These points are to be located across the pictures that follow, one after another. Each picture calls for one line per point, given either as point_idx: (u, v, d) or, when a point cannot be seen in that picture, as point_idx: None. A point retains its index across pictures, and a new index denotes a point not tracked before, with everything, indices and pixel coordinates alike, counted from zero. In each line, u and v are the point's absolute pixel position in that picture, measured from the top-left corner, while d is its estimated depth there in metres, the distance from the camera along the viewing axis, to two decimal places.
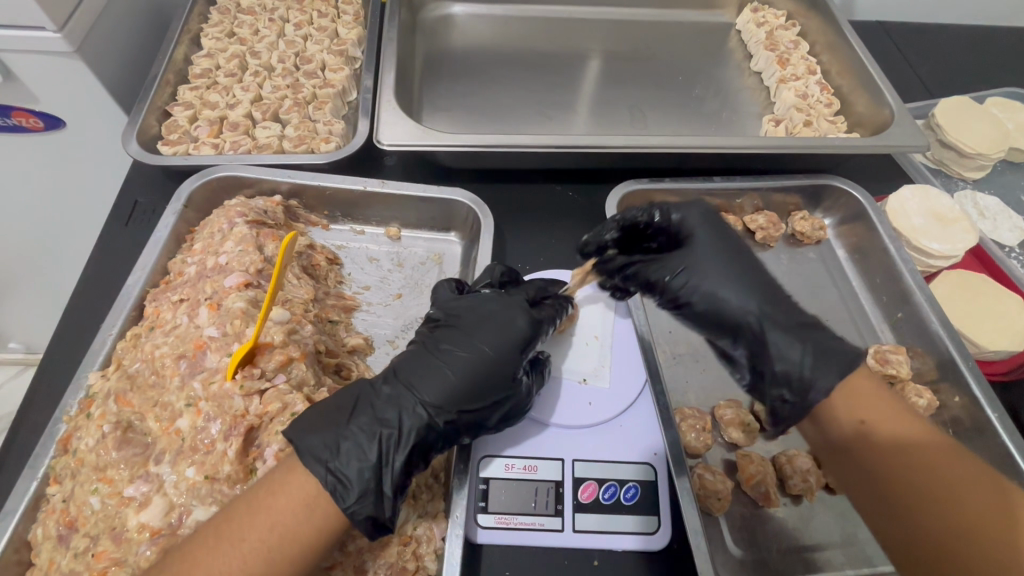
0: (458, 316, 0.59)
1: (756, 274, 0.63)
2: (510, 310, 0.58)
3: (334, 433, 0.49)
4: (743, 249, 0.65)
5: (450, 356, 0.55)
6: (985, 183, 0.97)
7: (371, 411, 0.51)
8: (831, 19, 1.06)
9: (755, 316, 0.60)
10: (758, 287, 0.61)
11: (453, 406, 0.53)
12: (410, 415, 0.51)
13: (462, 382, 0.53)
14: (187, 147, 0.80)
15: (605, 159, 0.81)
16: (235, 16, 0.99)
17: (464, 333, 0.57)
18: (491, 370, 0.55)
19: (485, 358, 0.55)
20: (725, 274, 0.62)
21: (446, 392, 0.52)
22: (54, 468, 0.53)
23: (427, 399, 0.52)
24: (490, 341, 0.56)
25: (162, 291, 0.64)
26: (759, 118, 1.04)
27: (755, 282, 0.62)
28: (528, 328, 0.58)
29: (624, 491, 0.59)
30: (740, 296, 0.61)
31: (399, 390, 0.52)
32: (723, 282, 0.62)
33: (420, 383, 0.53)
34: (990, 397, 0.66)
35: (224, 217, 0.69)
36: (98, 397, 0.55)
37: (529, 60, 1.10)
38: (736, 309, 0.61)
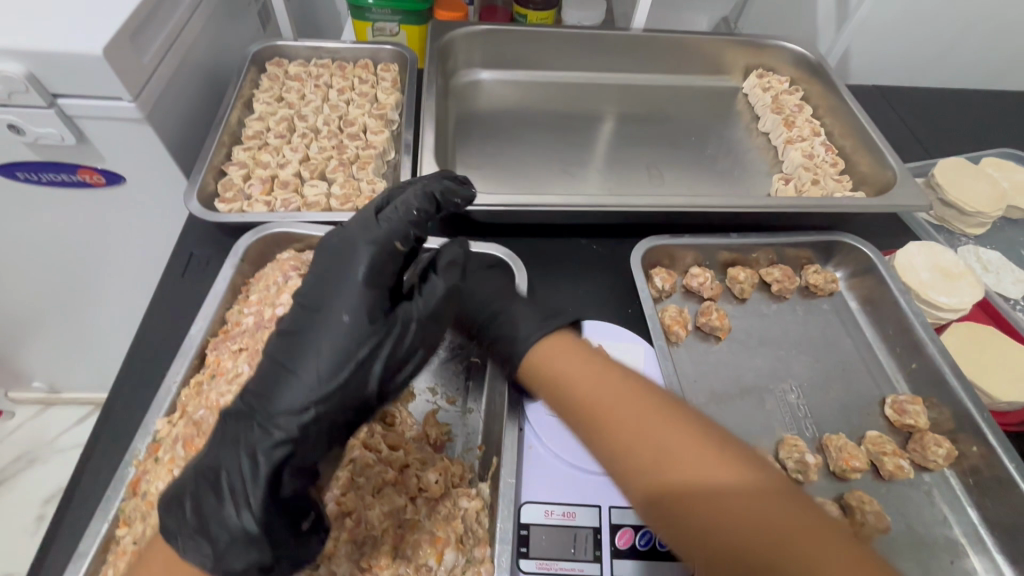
0: (304, 303, 0.56)
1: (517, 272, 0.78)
2: (342, 276, 0.56)
3: (189, 490, 0.50)
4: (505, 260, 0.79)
5: (295, 355, 0.53)
6: (987, 239, 1.02)
7: (224, 444, 0.51)
8: (832, 86, 1.15)
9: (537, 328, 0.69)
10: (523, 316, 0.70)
11: (301, 408, 0.51)
12: (259, 442, 0.50)
13: (307, 375, 0.52)
14: (241, 205, 0.86)
15: (629, 217, 0.87)
16: (284, 82, 1.08)
17: (309, 319, 0.55)
18: (338, 344, 0.53)
19: (334, 336, 0.53)
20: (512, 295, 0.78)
21: (292, 395, 0.51)
22: (123, 511, 0.55)
23: (269, 416, 0.51)
24: (330, 318, 0.54)
25: (222, 341, 0.68)
26: (768, 175, 1.11)
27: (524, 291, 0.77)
28: (360, 297, 0.55)
29: (660, 537, 0.61)
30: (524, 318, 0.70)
31: (243, 415, 0.52)
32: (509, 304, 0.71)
33: (268, 396, 0.52)
34: (1008, 447, 0.69)
35: (279, 270, 0.75)
36: (166, 441, 0.59)
37: (551, 121, 1.19)
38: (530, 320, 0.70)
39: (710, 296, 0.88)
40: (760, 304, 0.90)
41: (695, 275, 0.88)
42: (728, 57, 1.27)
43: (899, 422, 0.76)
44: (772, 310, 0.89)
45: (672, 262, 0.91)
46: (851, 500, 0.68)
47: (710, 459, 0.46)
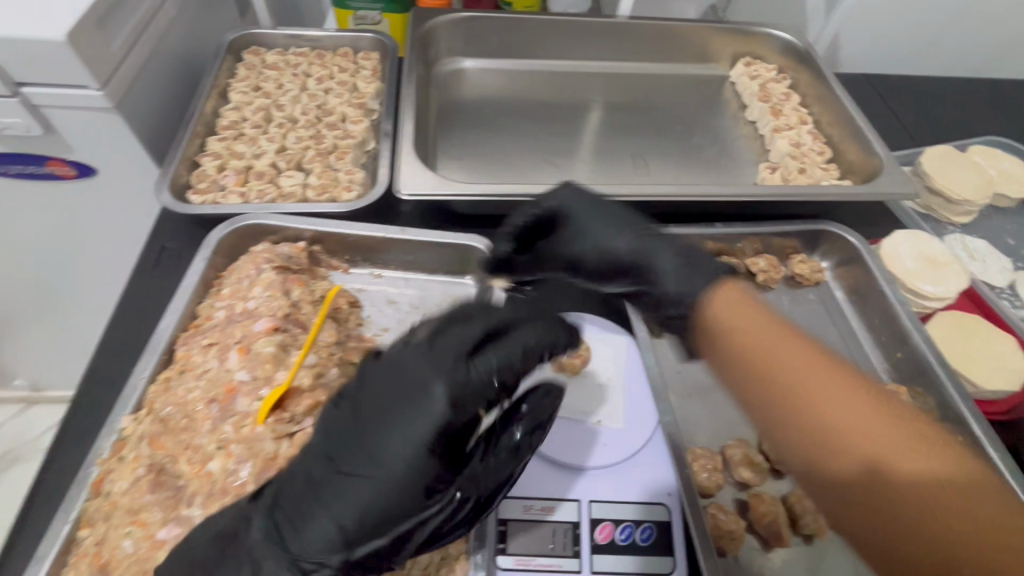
0: (360, 416, 0.45)
1: (632, 216, 0.72)
2: (416, 405, 0.43)
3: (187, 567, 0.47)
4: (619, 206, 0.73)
5: (336, 490, 0.43)
6: (973, 227, 1.01)
7: (247, 559, 0.45)
8: (820, 73, 1.14)
9: (641, 253, 0.67)
10: (635, 225, 0.70)
11: (330, 557, 0.44)
12: (281, 574, 0.44)
13: (340, 528, 0.43)
14: (215, 197, 0.84)
15: (612, 206, 0.86)
16: (261, 71, 1.05)
17: (359, 447, 0.44)
18: (382, 508, 0.43)
19: (380, 494, 0.43)
20: (611, 213, 0.71)
21: (321, 540, 0.43)
22: (86, 512, 0.54)
23: (302, 551, 0.44)
24: (382, 467, 0.43)
25: (192, 335, 0.66)
26: (755, 164, 1.10)
27: (630, 222, 0.71)
28: (432, 435, 0.42)
29: (640, 532, 0.61)
30: (623, 237, 0.69)
31: (272, 535, 0.45)
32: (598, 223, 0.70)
33: (298, 525, 0.44)
34: (992, 436, 0.68)
35: (251, 263, 0.73)
36: (131, 440, 0.57)
37: (536, 110, 1.17)
38: (619, 243, 0.69)
39: None
40: None
41: None
42: (716, 44, 1.25)
43: None
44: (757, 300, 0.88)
45: None
46: None
47: (830, 387, 0.50)
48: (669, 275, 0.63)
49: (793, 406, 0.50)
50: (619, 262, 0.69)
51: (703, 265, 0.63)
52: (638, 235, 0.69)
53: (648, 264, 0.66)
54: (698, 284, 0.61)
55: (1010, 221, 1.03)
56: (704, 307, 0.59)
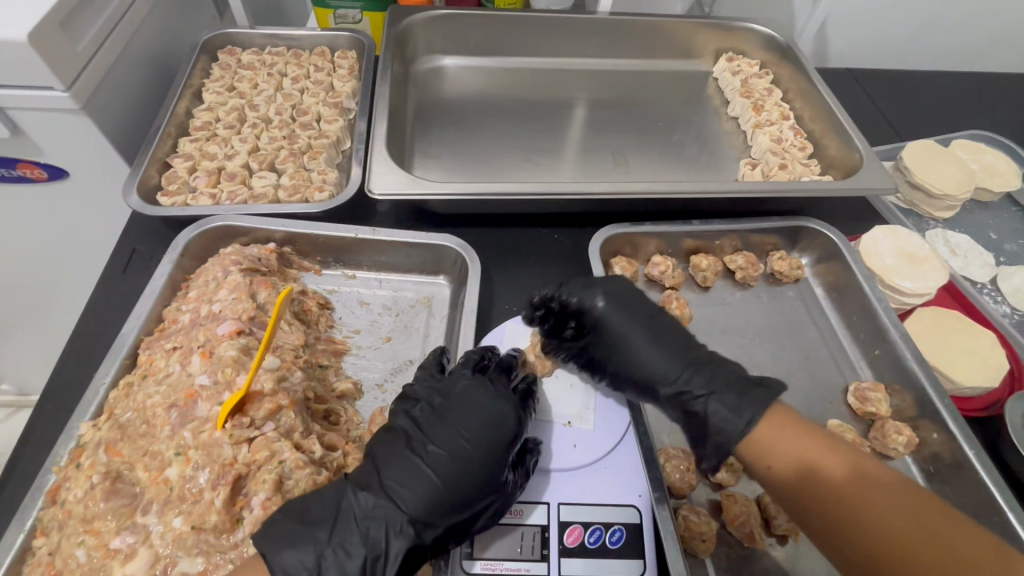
0: (442, 402, 0.60)
1: (687, 342, 0.68)
2: (492, 399, 0.60)
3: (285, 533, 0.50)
4: (666, 320, 0.70)
5: (436, 462, 0.56)
6: (956, 222, 1.00)
7: (356, 529, 0.51)
8: (802, 68, 1.13)
9: (682, 382, 0.63)
10: (692, 358, 0.65)
11: (437, 517, 0.54)
12: (396, 537, 0.52)
13: (443, 492, 0.54)
14: (185, 198, 0.83)
15: (588, 205, 0.84)
16: (236, 71, 1.04)
17: (447, 427, 0.58)
18: (475, 473, 0.56)
19: (473, 462, 0.56)
20: (658, 337, 0.68)
21: (430, 503, 0.54)
22: (41, 520, 0.53)
23: (414, 515, 0.53)
24: (475, 439, 0.57)
25: (155, 339, 0.65)
26: (736, 161, 1.09)
27: (682, 350, 0.67)
28: (514, 417, 0.59)
29: (610, 534, 0.60)
30: (667, 362, 0.66)
31: (382, 505, 0.53)
32: (646, 342, 0.67)
33: (404, 493, 0.54)
34: (968, 434, 0.67)
35: (219, 265, 0.71)
36: (89, 446, 0.56)
37: (517, 108, 1.15)
38: (656, 367, 0.66)
39: (672, 285, 0.85)
40: (723, 292, 0.88)
41: (657, 264, 0.86)
42: (698, 40, 1.24)
43: (862, 410, 0.74)
44: (735, 298, 0.87)
45: (635, 250, 0.88)
46: None
47: (879, 500, 0.50)
48: (715, 407, 0.60)
49: (849, 523, 0.50)
50: (650, 384, 0.66)
51: (770, 390, 0.59)
52: (682, 364, 0.65)
53: (683, 397, 0.63)
54: (739, 423, 0.57)
55: (992, 216, 1.02)
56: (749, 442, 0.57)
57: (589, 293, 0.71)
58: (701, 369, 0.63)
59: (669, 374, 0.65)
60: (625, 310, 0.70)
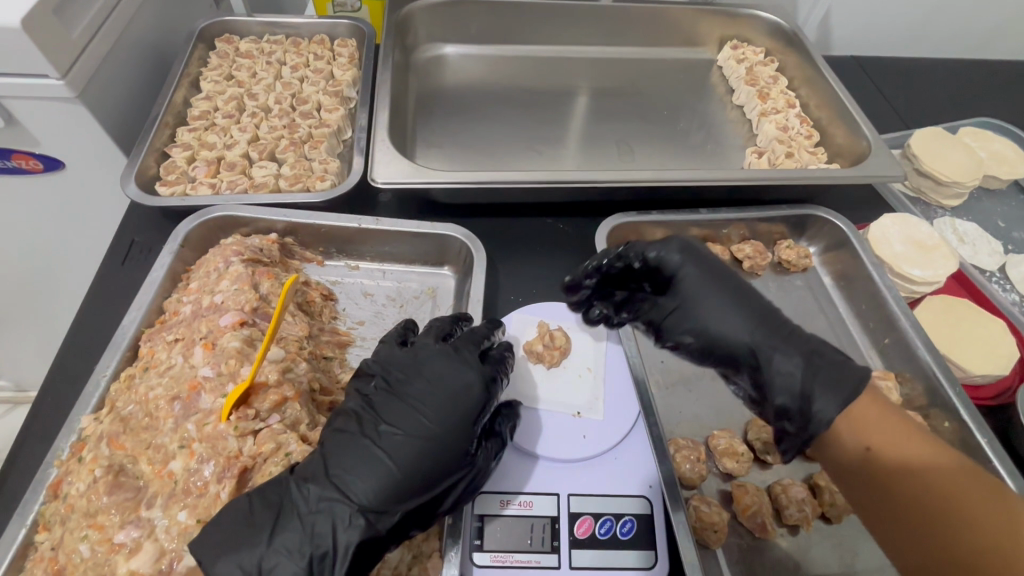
0: (400, 379, 0.57)
1: (766, 305, 0.62)
2: (454, 373, 0.56)
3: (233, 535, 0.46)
4: (740, 279, 0.64)
5: (390, 443, 0.52)
6: (964, 210, 0.99)
7: (301, 524, 0.47)
8: (807, 55, 1.12)
9: (764, 349, 0.58)
10: (774, 325, 0.59)
11: (392, 505, 0.50)
12: (346, 529, 0.48)
13: (399, 476, 0.50)
14: (184, 188, 0.81)
15: (594, 193, 0.83)
16: (233, 59, 1.02)
17: (404, 405, 0.54)
18: (434, 453, 0.52)
19: (432, 441, 0.52)
20: (735, 297, 0.62)
21: (384, 489, 0.49)
22: (43, 515, 0.52)
23: (367, 504, 0.49)
24: (435, 418, 0.53)
25: (156, 331, 0.64)
26: (742, 149, 1.08)
27: (762, 313, 0.60)
28: (479, 393, 0.56)
29: (620, 525, 0.59)
30: (747, 325, 0.60)
31: (330, 495, 0.49)
32: (724, 304, 0.61)
33: (353, 479, 0.50)
34: (980, 421, 0.67)
35: (220, 255, 0.70)
36: (91, 440, 0.55)
37: (520, 97, 1.14)
38: (733, 333, 0.60)
39: None
40: None
41: None
42: (703, 28, 1.22)
43: None
44: None
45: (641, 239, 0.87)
46: (820, 479, 0.66)
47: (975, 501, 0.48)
48: (811, 380, 0.55)
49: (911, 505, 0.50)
50: (728, 352, 0.61)
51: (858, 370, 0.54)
52: (765, 330, 0.59)
53: (768, 365, 0.58)
54: (837, 402, 0.52)
55: (1001, 204, 1.01)
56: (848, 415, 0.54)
57: (661, 249, 0.66)
58: (787, 335, 0.58)
59: (752, 340, 0.59)
60: (699, 267, 0.64)
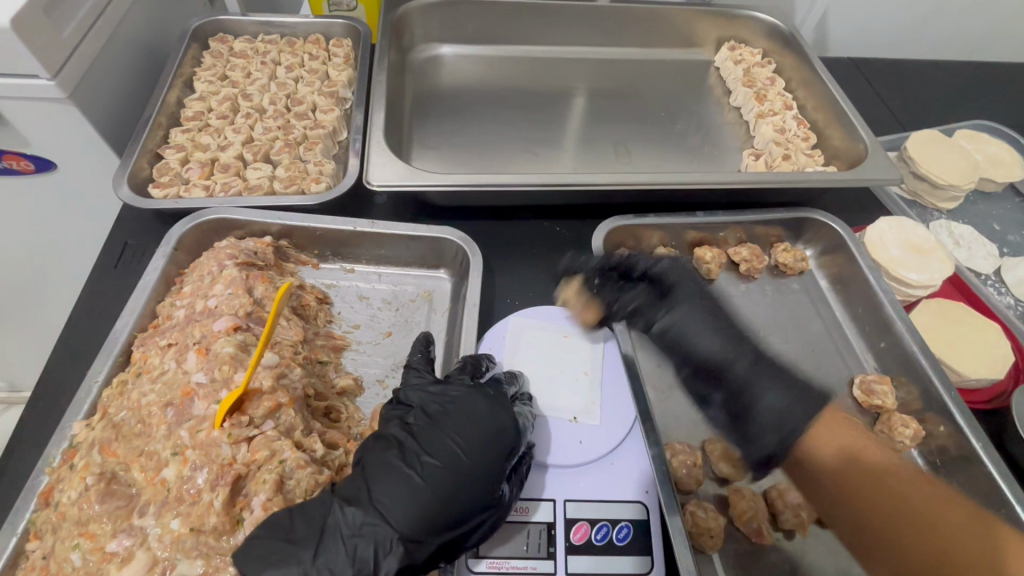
0: (440, 410, 0.57)
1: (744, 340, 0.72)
2: (493, 405, 0.57)
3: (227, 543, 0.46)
4: None
5: (431, 474, 0.52)
6: (960, 213, 1.00)
7: (341, 547, 0.48)
8: (805, 57, 1.11)
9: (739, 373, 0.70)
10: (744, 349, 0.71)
11: (430, 535, 0.50)
12: (386, 554, 0.48)
13: (439, 507, 0.51)
14: (177, 190, 0.81)
15: (591, 196, 0.83)
16: (228, 59, 1.01)
17: (445, 436, 0.55)
18: (472, 488, 0.53)
19: (472, 474, 0.53)
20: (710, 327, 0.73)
21: (424, 519, 0.50)
22: (34, 523, 0.52)
23: (407, 532, 0.49)
24: (474, 449, 0.54)
25: (149, 336, 0.63)
26: (739, 151, 1.08)
27: None
28: (513, 425, 0.57)
29: (617, 531, 0.59)
30: (719, 344, 0.71)
31: (372, 522, 0.49)
32: None
33: (393, 508, 0.50)
34: (974, 425, 0.67)
35: (214, 259, 0.69)
36: (83, 447, 0.54)
37: (516, 98, 1.13)
38: (715, 353, 0.71)
39: None
40: (728, 285, 0.87)
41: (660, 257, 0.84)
42: (700, 29, 1.22)
43: (867, 403, 0.74)
44: (740, 291, 0.86)
45: (638, 242, 0.86)
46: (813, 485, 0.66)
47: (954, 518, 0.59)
48: None
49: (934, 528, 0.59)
50: None
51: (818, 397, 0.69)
52: None
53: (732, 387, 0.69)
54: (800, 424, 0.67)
55: (996, 207, 1.01)
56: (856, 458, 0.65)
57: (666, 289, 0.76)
58: None
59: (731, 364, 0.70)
60: (689, 310, 0.74)
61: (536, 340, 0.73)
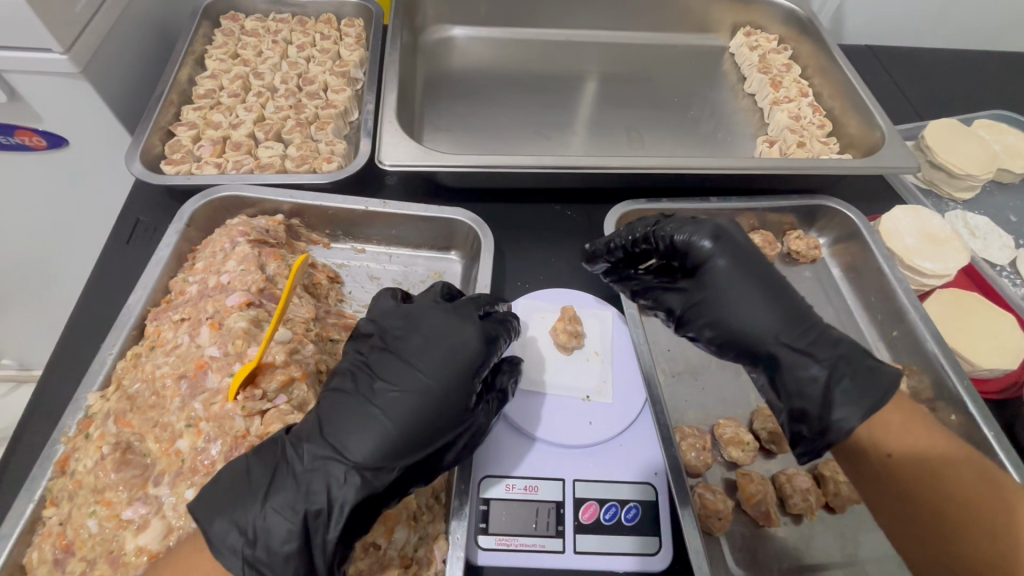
0: (396, 336, 0.57)
1: (795, 299, 0.60)
2: (456, 329, 0.56)
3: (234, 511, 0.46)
4: (778, 278, 0.61)
5: (386, 400, 0.51)
6: (976, 204, 0.98)
7: (294, 483, 0.47)
8: (822, 43, 1.09)
9: (784, 339, 0.58)
10: (804, 316, 0.59)
11: (390, 462, 0.49)
12: (341, 486, 0.47)
13: (397, 433, 0.50)
14: (189, 167, 0.80)
15: (603, 180, 0.82)
16: (239, 38, 1.00)
17: (400, 362, 0.54)
18: (432, 409, 0.51)
19: (431, 397, 0.52)
20: (771, 292, 0.60)
21: (381, 447, 0.49)
22: (50, 490, 0.52)
23: (360, 461, 0.48)
24: (434, 374, 0.53)
25: (163, 311, 0.63)
26: (752, 138, 1.07)
27: (794, 311, 0.59)
28: (479, 346, 0.55)
29: (625, 511, 0.59)
30: (777, 318, 0.59)
31: (324, 454, 0.48)
32: (756, 299, 0.59)
33: (346, 436, 0.49)
34: (986, 414, 0.67)
35: (226, 236, 0.69)
36: (98, 417, 0.55)
37: (528, 81, 1.12)
38: (760, 324, 0.59)
39: None
40: None
41: None
42: (715, 14, 1.20)
43: None
44: None
45: None
46: (825, 470, 0.66)
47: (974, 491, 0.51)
48: (839, 381, 0.55)
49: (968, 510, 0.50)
50: (748, 346, 0.60)
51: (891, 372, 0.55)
52: (790, 321, 0.59)
53: (792, 362, 0.57)
54: (857, 413, 0.53)
55: (1014, 198, 1.00)
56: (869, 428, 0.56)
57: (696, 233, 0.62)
58: (818, 336, 0.58)
59: (776, 337, 0.58)
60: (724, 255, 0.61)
61: (546, 321, 0.73)
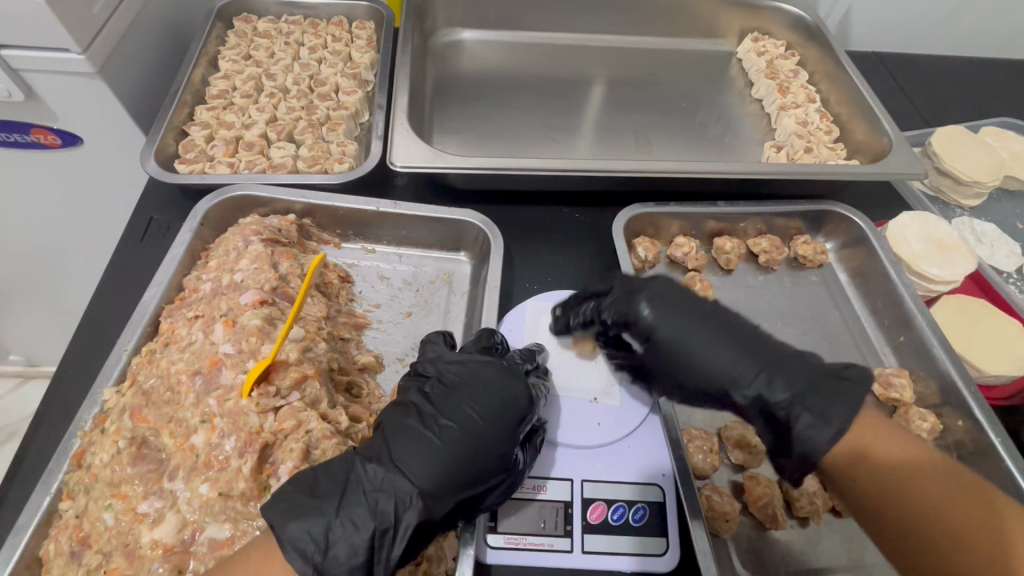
0: (455, 378, 0.57)
1: (750, 333, 0.61)
2: (509, 376, 0.57)
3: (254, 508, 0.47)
4: (728, 313, 0.63)
5: (446, 435, 0.52)
6: (982, 211, 0.99)
7: (364, 501, 0.48)
8: (830, 50, 1.10)
9: (743, 385, 0.59)
10: (762, 355, 0.59)
11: (451, 491, 0.51)
12: (406, 508, 0.49)
13: (457, 464, 0.51)
14: (203, 166, 0.81)
15: (611, 183, 0.83)
16: (251, 39, 1.01)
17: (458, 401, 0.55)
18: (487, 449, 0.52)
19: (487, 439, 0.53)
20: (724, 336, 0.61)
21: (441, 476, 0.50)
22: (67, 484, 0.53)
23: (424, 488, 0.49)
24: (490, 415, 0.54)
25: (177, 308, 0.64)
26: (760, 143, 1.07)
27: (748, 343, 0.60)
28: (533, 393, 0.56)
29: (633, 512, 0.60)
30: (735, 364, 0.59)
31: (392, 476, 0.50)
32: (710, 345, 0.60)
33: (409, 464, 0.50)
34: (994, 420, 0.67)
35: (239, 234, 0.70)
36: (113, 412, 0.56)
37: (536, 84, 1.13)
38: (723, 370, 0.60)
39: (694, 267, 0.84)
40: (746, 276, 0.87)
41: (680, 246, 0.85)
42: (722, 19, 1.21)
43: (885, 396, 0.74)
44: (758, 282, 0.86)
45: (657, 231, 0.86)
46: None
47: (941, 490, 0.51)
48: (799, 415, 0.56)
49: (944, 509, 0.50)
50: (711, 389, 0.61)
51: (857, 385, 0.57)
52: (750, 360, 0.59)
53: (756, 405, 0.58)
54: (827, 432, 0.55)
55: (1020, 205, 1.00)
56: (853, 455, 0.54)
57: (632, 301, 0.63)
58: (774, 368, 0.58)
59: (737, 382, 0.59)
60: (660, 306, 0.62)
61: None
